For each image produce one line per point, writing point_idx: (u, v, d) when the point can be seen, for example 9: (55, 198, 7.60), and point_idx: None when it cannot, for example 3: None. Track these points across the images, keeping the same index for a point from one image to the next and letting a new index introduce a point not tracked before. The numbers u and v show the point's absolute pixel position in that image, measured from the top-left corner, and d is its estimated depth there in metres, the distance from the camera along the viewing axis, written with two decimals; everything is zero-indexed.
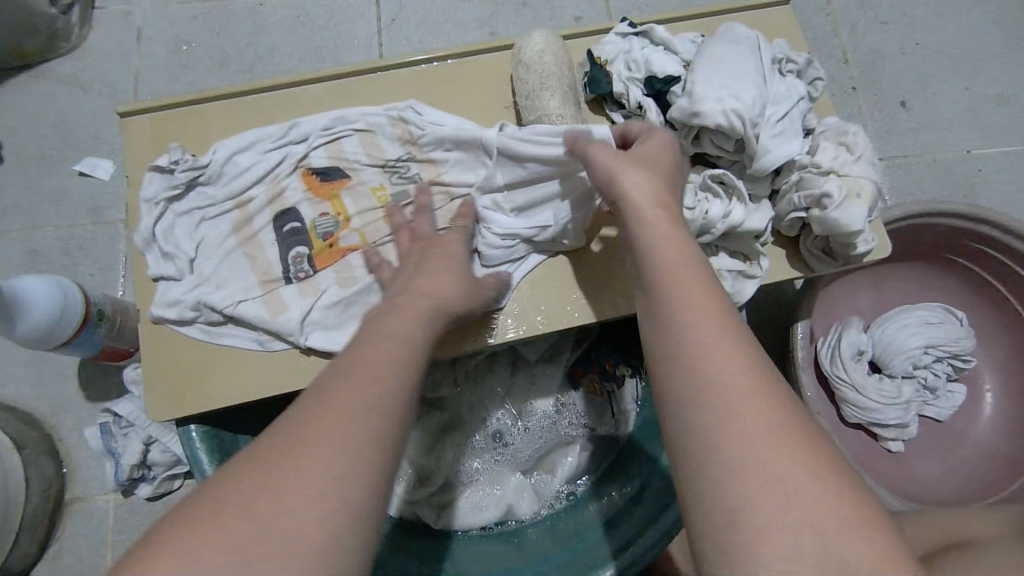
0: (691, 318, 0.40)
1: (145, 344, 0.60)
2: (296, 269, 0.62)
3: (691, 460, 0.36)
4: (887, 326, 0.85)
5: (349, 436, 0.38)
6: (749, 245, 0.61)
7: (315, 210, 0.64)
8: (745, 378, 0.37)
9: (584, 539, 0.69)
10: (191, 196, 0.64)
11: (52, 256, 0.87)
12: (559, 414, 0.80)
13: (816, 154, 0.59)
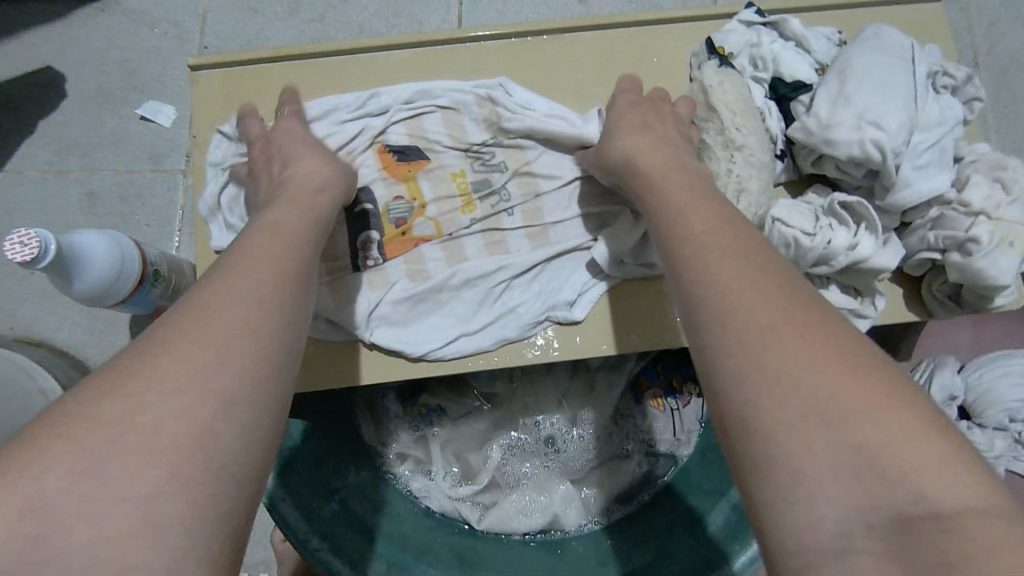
0: (729, 302, 0.37)
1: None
2: (365, 254, 0.57)
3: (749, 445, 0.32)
4: (986, 371, 0.77)
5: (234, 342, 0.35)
6: (866, 282, 0.55)
7: (387, 190, 0.59)
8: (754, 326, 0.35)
9: (636, 560, 0.67)
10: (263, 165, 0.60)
11: (110, 201, 0.85)
12: (616, 426, 0.76)
13: (967, 190, 0.52)
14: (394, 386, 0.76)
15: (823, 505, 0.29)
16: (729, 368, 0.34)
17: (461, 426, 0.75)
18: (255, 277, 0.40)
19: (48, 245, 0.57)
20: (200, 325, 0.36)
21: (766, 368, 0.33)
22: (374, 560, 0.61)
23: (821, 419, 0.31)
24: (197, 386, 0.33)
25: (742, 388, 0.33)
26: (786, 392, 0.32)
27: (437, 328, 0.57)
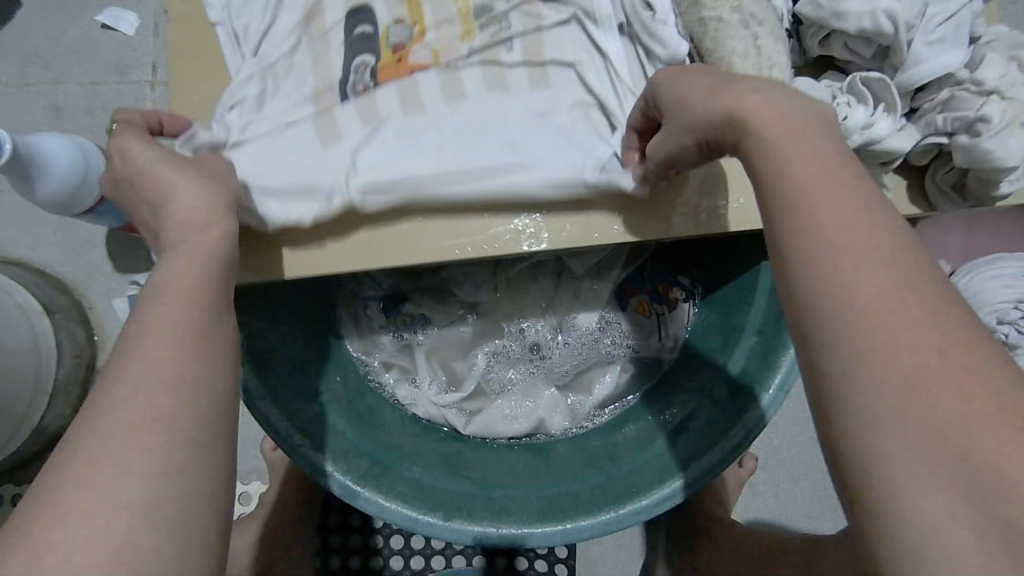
0: (874, 313, 0.32)
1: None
2: (357, 79, 0.56)
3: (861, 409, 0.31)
4: (974, 276, 0.76)
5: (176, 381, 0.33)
6: (874, 173, 0.54)
7: (391, 14, 0.58)
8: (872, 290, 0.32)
9: (621, 459, 0.66)
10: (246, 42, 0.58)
11: (77, 115, 0.82)
12: (601, 332, 0.75)
13: (980, 69, 0.51)
14: (377, 297, 0.75)
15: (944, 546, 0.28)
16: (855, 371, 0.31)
17: (446, 334, 0.75)
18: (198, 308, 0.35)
19: (4, 142, 0.54)
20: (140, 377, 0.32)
21: (914, 404, 0.30)
22: (360, 459, 0.61)
23: (964, 458, 0.29)
24: (151, 446, 0.31)
25: (872, 414, 0.31)
26: (935, 434, 0.29)
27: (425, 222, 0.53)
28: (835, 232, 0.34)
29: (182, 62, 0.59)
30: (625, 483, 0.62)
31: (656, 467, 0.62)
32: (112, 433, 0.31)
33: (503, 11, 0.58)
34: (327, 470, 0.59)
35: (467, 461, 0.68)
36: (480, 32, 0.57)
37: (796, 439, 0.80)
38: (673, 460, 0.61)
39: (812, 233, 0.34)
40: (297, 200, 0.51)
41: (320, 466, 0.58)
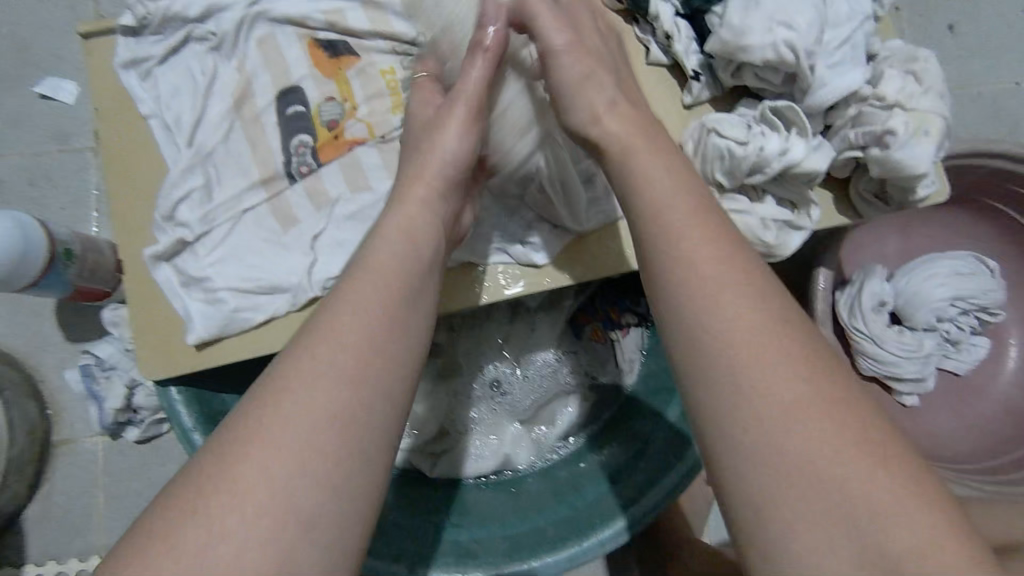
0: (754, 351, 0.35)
1: (132, 307, 0.55)
2: (299, 161, 0.57)
3: (738, 447, 0.34)
4: (914, 276, 0.78)
5: (336, 395, 0.36)
6: (800, 192, 0.56)
7: (321, 92, 0.58)
8: (743, 330, 0.36)
9: (584, 489, 0.67)
10: (174, 104, 0.58)
11: (20, 186, 0.82)
12: (559, 363, 0.76)
13: (882, 84, 0.54)
14: None
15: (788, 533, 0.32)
16: (734, 406, 0.34)
17: None
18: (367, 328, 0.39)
19: None
20: (316, 382, 0.36)
21: (785, 443, 0.33)
22: None
23: (836, 495, 0.32)
24: (326, 444, 0.35)
25: (755, 451, 0.33)
26: (809, 474, 0.32)
27: None
28: (714, 290, 0.37)
29: (110, 122, 0.57)
30: (586, 515, 0.62)
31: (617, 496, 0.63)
32: (273, 446, 0.34)
33: None
34: None
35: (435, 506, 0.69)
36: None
37: None
38: (629, 490, 0.63)
39: (690, 288, 0.38)
40: (260, 295, 0.54)
41: None
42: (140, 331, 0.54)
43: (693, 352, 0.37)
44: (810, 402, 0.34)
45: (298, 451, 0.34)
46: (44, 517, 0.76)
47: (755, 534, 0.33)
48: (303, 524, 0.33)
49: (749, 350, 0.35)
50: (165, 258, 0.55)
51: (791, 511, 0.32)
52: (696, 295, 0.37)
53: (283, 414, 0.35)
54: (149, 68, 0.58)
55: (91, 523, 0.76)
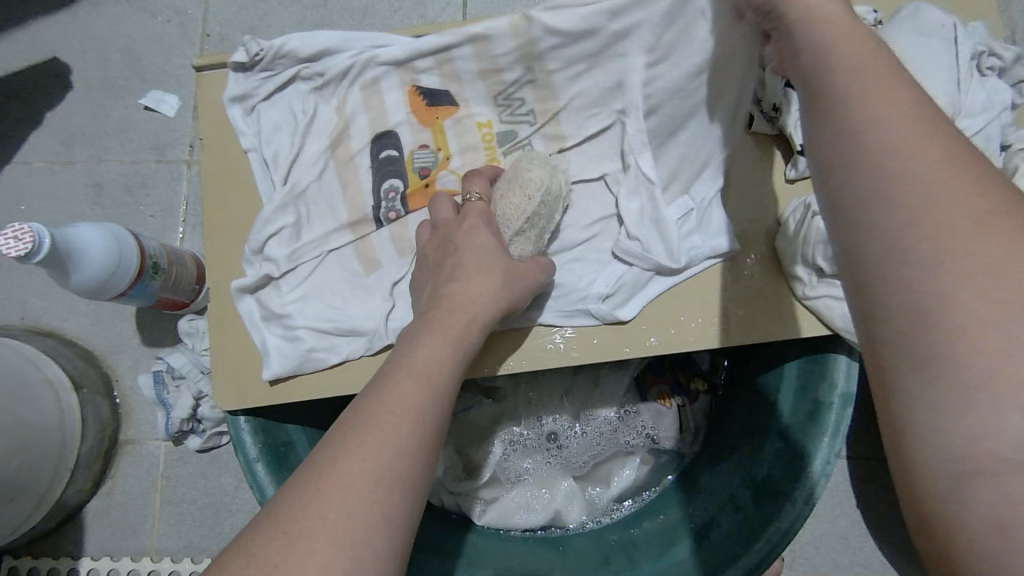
0: (906, 175, 0.30)
1: (214, 336, 0.56)
2: (388, 207, 0.58)
3: (888, 288, 0.29)
4: None
5: (401, 422, 0.39)
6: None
7: (416, 139, 0.60)
8: (904, 147, 0.30)
9: (639, 563, 0.63)
10: (274, 140, 0.59)
11: (116, 191, 0.85)
12: (620, 423, 0.74)
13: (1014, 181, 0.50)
14: None
15: (983, 399, 0.26)
16: (885, 237, 0.30)
17: (463, 420, 0.75)
18: (432, 361, 0.44)
19: (40, 240, 0.57)
20: (390, 405, 0.39)
21: (977, 305, 0.27)
22: None
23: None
24: (389, 475, 0.36)
25: (907, 284, 0.28)
26: (992, 305, 0.26)
27: None
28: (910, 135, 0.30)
29: (214, 153, 0.59)
30: None
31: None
32: (343, 468, 0.36)
33: (526, 137, 0.61)
34: None
35: (478, 558, 0.67)
36: (504, 157, 0.61)
37: (825, 537, 0.76)
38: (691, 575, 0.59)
39: (849, 120, 0.32)
40: (336, 336, 0.55)
41: None
42: (220, 360, 0.55)
43: (842, 179, 0.32)
44: (985, 209, 0.28)
45: (363, 475, 0.36)
46: (105, 514, 0.78)
47: (925, 392, 0.27)
48: (358, 549, 0.33)
49: (915, 172, 0.30)
50: (250, 291, 0.56)
51: (971, 356, 0.26)
52: (854, 115, 0.32)
53: (351, 436, 0.37)
54: (254, 103, 0.60)
55: (147, 523, 0.78)
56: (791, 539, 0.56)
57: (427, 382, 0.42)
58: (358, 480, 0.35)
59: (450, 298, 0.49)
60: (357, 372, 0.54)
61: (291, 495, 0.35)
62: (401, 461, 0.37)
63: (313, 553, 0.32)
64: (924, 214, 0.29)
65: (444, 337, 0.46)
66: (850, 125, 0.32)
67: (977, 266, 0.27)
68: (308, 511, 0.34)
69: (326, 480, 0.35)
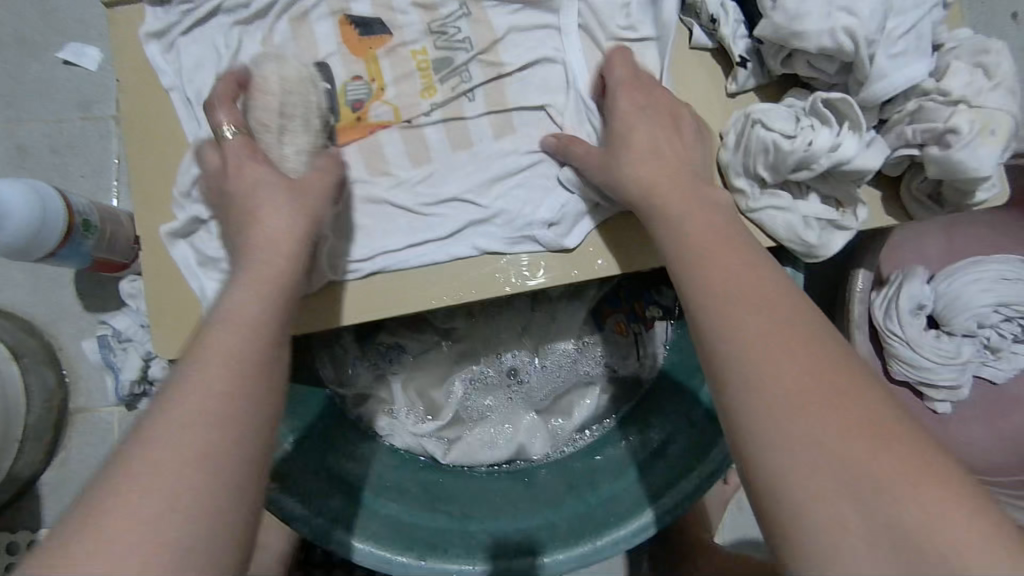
0: (758, 352, 0.38)
1: (149, 285, 0.54)
2: None
3: (763, 443, 0.35)
4: (956, 279, 0.75)
5: (213, 378, 0.37)
6: (847, 190, 0.53)
7: (349, 70, 0.57)
8: (762, 333, 0.38)
9: (600, 486, 0.65)
10: (196, 78, 0.56)
11: (41, 153, 0.81)
12: (579, 355, 0.74)
13: (945, 78, 0.50)
14: (350, 327, 0.72)
15: (833, 536, 0.32)
16: (757, 405, 0.36)
17: (421, 363, 0.73)
18: (246, 308, 0.41)
19: None
20: (200, 366, 0.37)
21: (801, 426, 0.35)
22: (335, 497, 0.62)
23: (854, 500, 0.33)
24: (202, 435, 0.34)
25: (773, 442, 0.35)
26: (831, 467, 0.33)
27: (412, 274, 0.55)
28: (731, 297, 0.41)
29: (133, 93, 0.56)
30: (605, 511, 0.61)
31: (635, 494, 0.61)
32: (150, 443, 0.34)
33: (462, 64, 0.58)
34: (300, 515, 0.58)
35: (443, 494, 0.67)
36: (441, 85, 0.57)
37: None
38: (640, 495, 0.61)
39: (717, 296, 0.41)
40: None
41: (293, 513, 0.57)
42: (156, 309, 0.53)
43: (710, 330, 0.40)
44: (835, 388, 0.36)
45: (169, 439, 0.34)
46: (61, 485, 0.76)
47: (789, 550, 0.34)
48: (177, 517, 0.32)
49: (772, 349, 0.37)
50: (182, 236, 0.54)
51: (816, 495, 0.33)
52: (721, 287, 0.41)
53: (158, 409, 0.35)
54: (173, 39, 0.56)
55: None
56: None
57: (240, 330, 0.39)
58: (165, 446, 0.34)
59: (258, 236, 0.45)
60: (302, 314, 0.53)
61: (102, 473, 0.34)
62: (217, 422, 0.35)
63: (122, 529, 0.31)
64: (781, 382, 0.36)
65: (261, 279, 0.43)
66: (722, 298, 0.41)
67: (821, 428, 0.34)
68: (115, 488, 0.32)
69: (132, 456, 0.34)
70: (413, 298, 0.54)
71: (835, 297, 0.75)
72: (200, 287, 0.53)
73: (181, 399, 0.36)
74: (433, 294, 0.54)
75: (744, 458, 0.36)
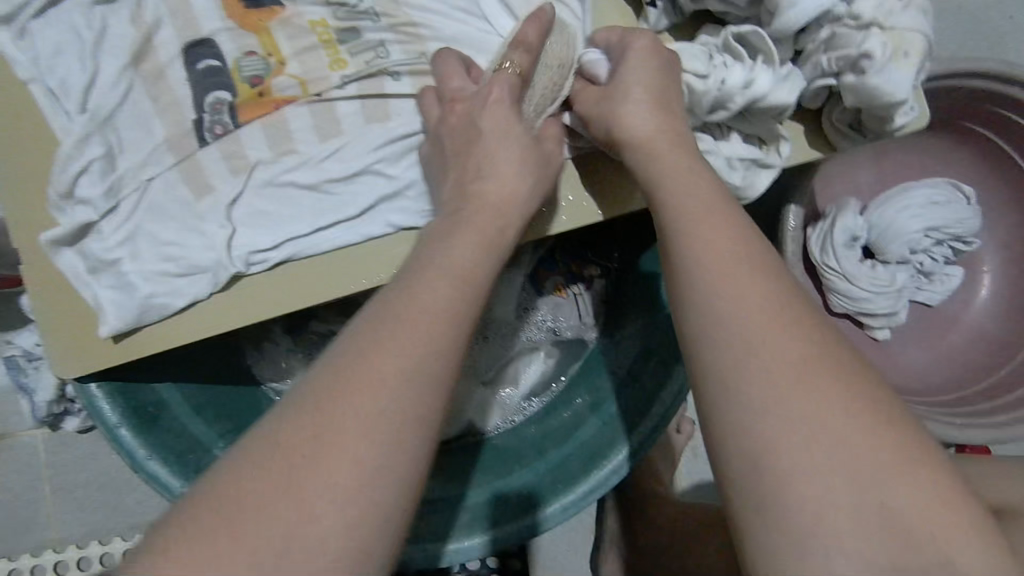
0: (751, 328, 0.36)
1: (36, 299, 0.49)
2: (214, 121, 0.51)
3: (739, 419, 0.34)
4: (889, 207, 0.75)
5: (386, 398, 0.33)
6: (770, 128, 0.51)
7: (238, 46, 0.51)
8: (751, 307, 0.36)
9: (547, 451, 0.64)
10: (59, 65, 0.50)
11: None
12: (521, 322, 0.73)
13: (857, 1, 0.48)
14: (278, 320, 0.68)
15: (815, 518, 0.32)
16: (739, 381, 0.35)
17: None
18: (426, 304, 0.37)
19: None
20: (371, 386, 0.34)
21: (797, 404, 0.34)
22: None
23: (847, 485, 0.32)
24: (374, 468, 0.32)
25: (756, 420, 0.34)
26: (821, 453, 0.33)
27: (326, 260, 0.51)
28: (722, 281, 0.37)
29: None
30: (551, 478, 0.60)
31: (579, 458, 0.60)
32: (318, 477, 0.31)
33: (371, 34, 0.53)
34: None
35: None
36: (351, 58, 0.53)
37: None
38: (586, 457, 0.60)
39: (696, 264, 0.39)
40: (178, 279, 0.49)
41: None
42: (48, 326, 0.49)
43: (688, 301, 0.39)
44: (832, 372, 0.34)
45: (347, 475, 0.31)
46: None
47: (762, 528, 0.33)
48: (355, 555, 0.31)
49: (764, 325, 0.36)
50: (68, 243, 0.49)
51: (795, 476, 0.32)
52: (695, 257, 0.39)
53: (311, 434, 0.32)
54: (26, 22, 0.50)
55: (43, 516, 0.72)
56: (680, 401, 0.59)
57: (419, 339, 0.36)
58: (340, 483, 0.31)
59: (465, 209, 0.44)
60: (207, 316, 0.49)
61: (223, 514, 0.31)
62: (398, 447, 0.33)
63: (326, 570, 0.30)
64: (769, 360, 0.35)
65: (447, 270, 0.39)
66: (702, 268, 0.38)
67: (812, 410, 0.33)
68: (300, 531, 0.30)
69: (295, 497, 0.31)
70: (327, 285, 0.50)
71: (771, 235, 0.75)
72: (92, 296, 0.49)
73: (339, 425, 0.32)
74: (346, 276, 0.51)
75: (719, 437, 0.35)
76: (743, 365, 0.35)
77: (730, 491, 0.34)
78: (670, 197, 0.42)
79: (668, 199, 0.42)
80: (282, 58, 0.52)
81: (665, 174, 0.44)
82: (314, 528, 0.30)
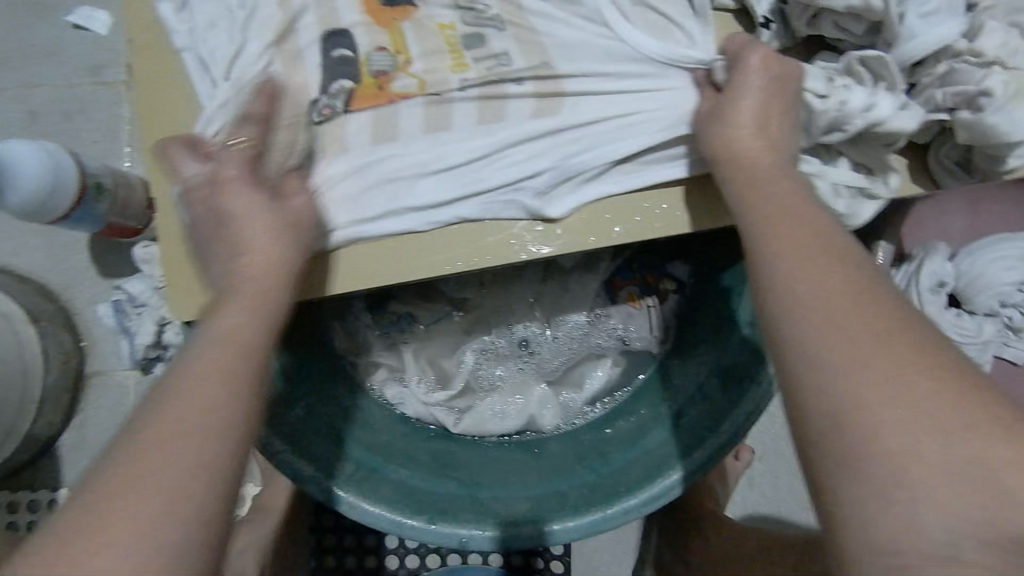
0: (823, 309, 0.37)
1: (164, 245, 0.54)
2: (326, 102, 0.54)
3: (824, 400, 0.35)
4: (980, 255, 0.73)
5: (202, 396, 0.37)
6: (878, 157, 0.52)
7: (371, 40, 0.55)
8: (822, 292, 0.38)
9: (612, 455, 0.65)
10: (211, 39, 0.55)
11: (54, 118, 0.81)
12: (591, 327, 0.74)
13: (980, 38, 0.48)
14: (361, 294, 0.72)
15: (909, 487, 0.32)
16: (821, 362, 0.36)
17: (432, 332, 0.73)
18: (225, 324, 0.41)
19: None
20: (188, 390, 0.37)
21: (875, 376, 0.34)
22: (347, 461, 0.62)
23: (933, 447, 0.32)
24: (167, 460, 0.34)
25: (838, 397, 0.35)
26: (904, 417, 0.33)
27: (427, 241, 0.54)
28: (790, 269, 0.40)
29: (146, 54, 0.56)
30: (618, 481, 0.61)
31: (648, 462, 0.61)
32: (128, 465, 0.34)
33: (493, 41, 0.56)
34: (308, 476, 0.58)
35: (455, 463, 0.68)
36: (473, 63, 0.55)
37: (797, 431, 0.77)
38: (653, 464, 0.61)
39: (774, 260, 0.41)
40: None
41: (300, 473, 0.58)
42: (171, 270, 0.54)
43: (767, 296, 0.40)
44: (909, 340, 0.36)
45: (148, 463, 0.34)
46: (78, 447, 0.77)
47: (860, 504, 0.33)
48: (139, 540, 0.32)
49: (835, 306, 0.37)
50: None
51: (885, 447, 0.33)
52: (771, 253, 0.42)
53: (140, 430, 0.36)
54: None
55: None
56: (755, 421, 0.58)
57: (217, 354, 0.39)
58: (143, 471, 0.34)
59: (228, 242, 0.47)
60: (315, 279, 0.53)
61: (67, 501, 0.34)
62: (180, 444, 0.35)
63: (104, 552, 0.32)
64: (844, 336, 0.36)
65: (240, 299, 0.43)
66: (784, 261, 0.41)
67: (892, 379, 0.34)
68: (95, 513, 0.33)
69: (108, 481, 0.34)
70: (426, 265, 0.53)
71: None
72: None
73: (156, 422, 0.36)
74: (444, 257, 0.54)
75: (811, 428, 0.35)
76: (822, 347, 0.36)
77: (823, 487, 0.34)
78: (765, 212, 0.44)
79: (762, 208, 0.44)
80: (407, 57, 0.55)
81: (758, 187, 0.46)
82: (113, 517, 0.33)
